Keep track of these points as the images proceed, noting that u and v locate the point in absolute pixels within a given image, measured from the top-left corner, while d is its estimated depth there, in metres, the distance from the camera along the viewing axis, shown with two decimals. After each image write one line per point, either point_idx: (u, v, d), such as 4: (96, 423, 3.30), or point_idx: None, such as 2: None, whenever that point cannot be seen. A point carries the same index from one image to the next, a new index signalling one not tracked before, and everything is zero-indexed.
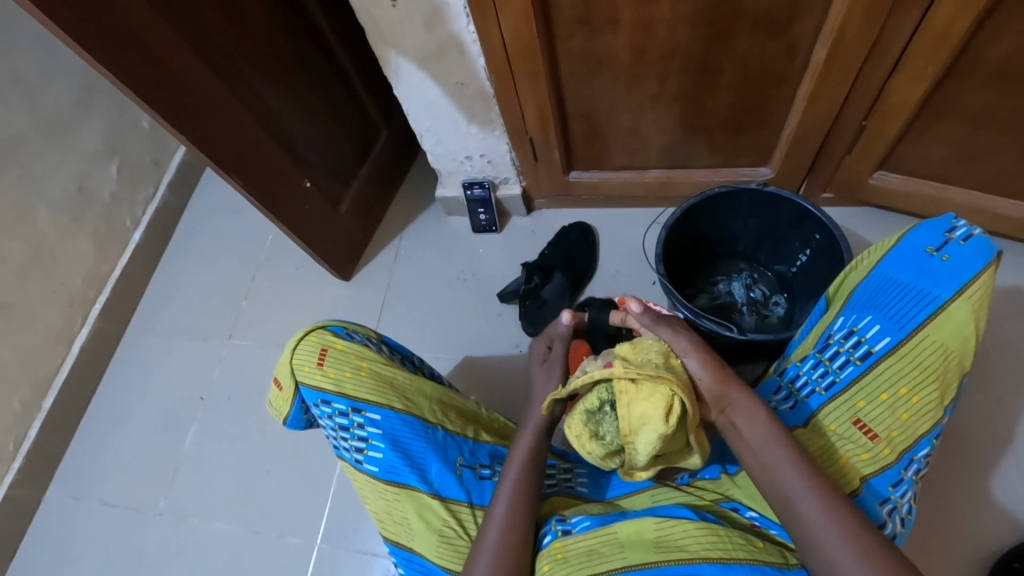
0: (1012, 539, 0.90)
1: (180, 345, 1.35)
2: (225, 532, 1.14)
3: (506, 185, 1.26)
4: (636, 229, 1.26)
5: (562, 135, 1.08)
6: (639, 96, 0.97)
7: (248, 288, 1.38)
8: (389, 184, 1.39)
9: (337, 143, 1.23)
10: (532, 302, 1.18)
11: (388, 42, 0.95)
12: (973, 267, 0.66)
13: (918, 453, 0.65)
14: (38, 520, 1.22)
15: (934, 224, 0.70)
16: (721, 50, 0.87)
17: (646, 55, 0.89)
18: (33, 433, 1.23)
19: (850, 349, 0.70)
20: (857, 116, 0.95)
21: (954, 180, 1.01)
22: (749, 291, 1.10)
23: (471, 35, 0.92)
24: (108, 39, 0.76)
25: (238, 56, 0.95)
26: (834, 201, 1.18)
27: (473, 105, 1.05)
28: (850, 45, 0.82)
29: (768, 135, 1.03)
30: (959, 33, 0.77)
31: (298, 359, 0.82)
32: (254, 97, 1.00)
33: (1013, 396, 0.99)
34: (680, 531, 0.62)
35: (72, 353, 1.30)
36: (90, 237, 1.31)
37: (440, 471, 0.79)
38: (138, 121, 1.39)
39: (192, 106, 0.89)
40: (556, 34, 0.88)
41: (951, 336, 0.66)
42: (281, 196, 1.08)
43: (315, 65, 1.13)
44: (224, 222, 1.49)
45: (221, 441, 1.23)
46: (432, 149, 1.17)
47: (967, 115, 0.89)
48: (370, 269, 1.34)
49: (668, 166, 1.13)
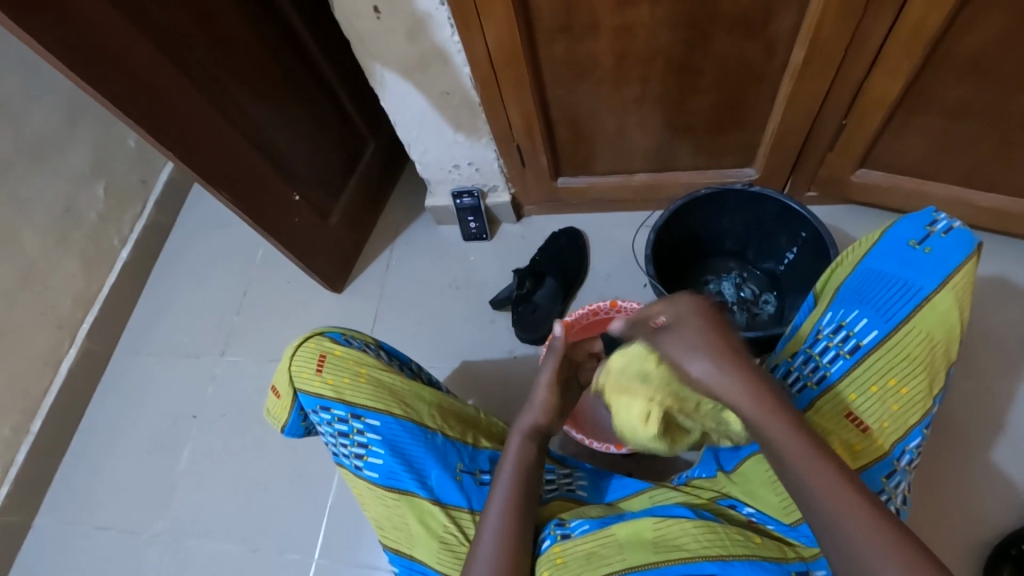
0: (1007, 526, 0.91)
1: (171, 363, 1.34)
2: (222, 552, 1.13)
3: (495, 192, 1.27)
4: (625, 232, 1.27)
5: (548, 141, 1.09)
6: (623, 101, 0.99)
7: (239, 303, 1.38)
8: (378, 195, 1.39)
9: (325, 155, 1.23)
10: (525, 307, 1.19)
11: (373, 54, 0.96)
12: (955, 258, 0.68)
13: (910, 444, 0.66)
14: (29, 546, 1.20)
15: (917, 218, 0.72)
16: (701, 53, 0.89)
17: (627, 60, 0.91)
18: (23, 457, 1.21)
19: (839, 343, 0.71)
20: (837, 114, 0.96)
21: (933, 174, 1.03)
22: (739, 291, 1.12)
23: (455, 45, 0.93)
24: (91, 59, 0.76)
25: (224, 72, 0.96)
26: (819, 198, 1.19)
27: (459, 113, 1.06)
28: (826, 44, 0.84)
29: (751, 135, 1.04)
30: (931, 29, 0.79)
31: (295, 367, 0.83)
32: (241, 112, 1.01)
33: (1002, 383, 1.01)
34: (678, 530, 0.62)
35: (61, 375, 1.28)
36: (77, 258, 1.30)
37: (440, 477, 0.79)
38: (124, 140, 1.38)
39: (178, 123, 0.89)
40: (539, 42, 0.89)
41: (937, 326, 0.67)
42: (270, 210, 1.08)
43: (301, 79, 1.13)
44: (213, 238, 1.48)
45: (216, 458, 1.22)
46: (420, 159, 1.18)
47: (942, 109, 0.91)
48: (362, 281, 1.33)
49: (655, 169, 1.15)
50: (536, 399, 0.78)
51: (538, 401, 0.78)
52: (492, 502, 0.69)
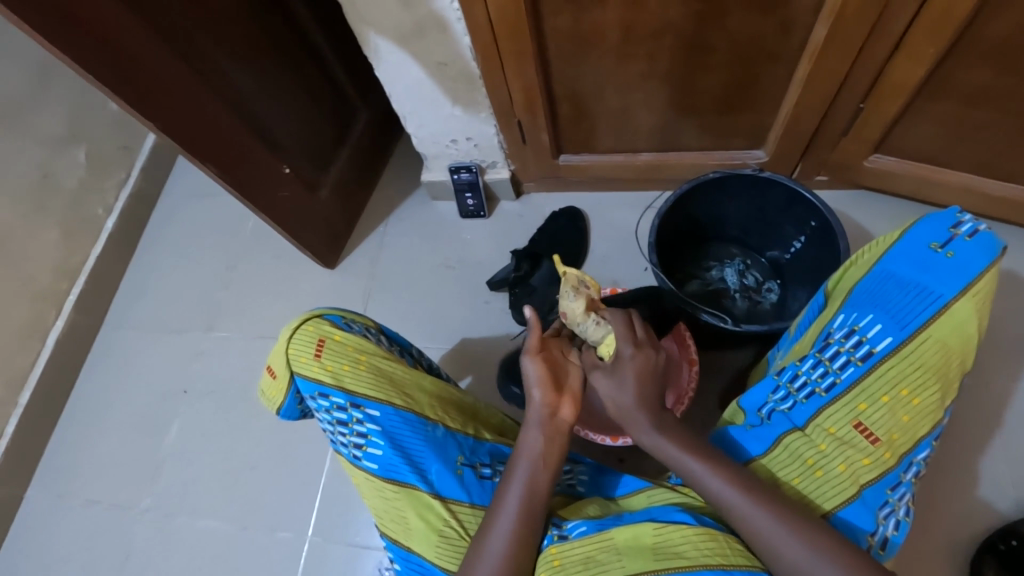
0: (995, 520, 0.92)
1: (160, 336, 1.31)
2: (215, 527, 1.13)
3: (493, 168, 1.22)
4: (627, 214, 1.23)
5: (549, 118, 1.04)
6: (632, 76, 0.93)
7: (228, 277, 1.34)
8: (372, 167, 1.34)
9: (315, 125, 1.17)
10: (521, 289, 1.16)
11: (366, 20, 0.89)
12: (978, 264, 0.65)
13: (918, 456, 0.64)
14: (21, 517, 1.19)
15: (940, 219, 0.69)
16: (716, 28, 0.84)
17: (638, 34, 0.85)
18: (10, 430, 1.20)
19: (850, 348, 0.67)
20: (854, 98, 0.92)
21: (947, 162, 0.99)
22: (741, 277, 1.09)
23: (454, 13, 0.87)
24: (58, 19, 0.70)
25: (206, 37, 0.89)
26: (827, 183, 1.16)
27: (457, 86, 1.00)
28: (850, 24, 0.79)
29: (762, 116, 1.00)
30: (962, 13, 0.74)
31: (293, 350, 0.80)
32: (226, 80, 0.94)
33: (999, 378, 1.00)
34: (679, 537, 0.61)
35: (47, 347, 1.25)
36: (59, 227, 1.25)
37: (440, 471, 0.76)
38: (104, 103, 1.31)
39: (159, 91, 0.83)
40: (544, 11, 0.83)
41: (953, 335, 0.64)
42: (259, 185, 1.03)
43: (290, 44, 1.06)
44: (201, 208, 1.43)
45: (207, 435, 1.20)
46: (415, 133, 1.13)
47: (964, 95, 0.87)
48: (355, 257, 1.30)
49: (660, 149, 1.10)
50: (530, 377, 0.73)
51: (533, 378, 0.73)
52: (503, 508, 0.66)
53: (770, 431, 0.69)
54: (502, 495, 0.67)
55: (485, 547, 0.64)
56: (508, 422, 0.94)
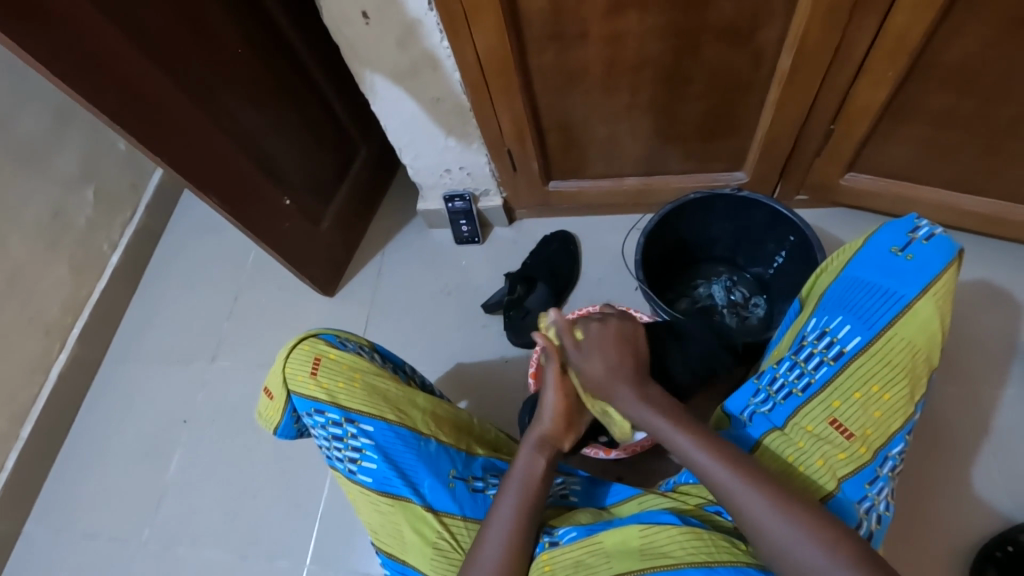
0: (992, 528, 0.92)
1: (162, 368, 1.33)
2: (213, 559, 1.12)
3: (486, 197, 1.27)
4: (616, 236, 1.28)
5: (539, 146, 1.09)
6: (614, 106, 0.99)
7: (230, 308, 1.37)
8: (371, 199, 1.39)
9: (316, 159, 1.22)
10: (516, 312, 1.18)
11: (363, 61, 0.96)
12: (936, 266, 0.69)
13: (892, 450, 0.66)
14: (19, 553, 1.19)
15: (898, 225, 0.73)
16: (689, 60, 0.90)
17: (617, 67, 0.91)
18: (11, 464, 1.20)
19: (823, 349, 0.70)
20: (825, 120, 0.97)
21: (918, 179, 1.04)
22: (729, 294, 1.12)
23: (446, 52, 0.93)
24: (77, 67, 0.75)
25: (214, 80, 0.95)
26: (807, 202, 1.20)
27: (450, 120, 1.06)
28: (813, 53, 0.85)
29: (740, 140, 1.05)
30: (916, 39, 0.80)
31: (291, 369, 0.82)
32: (231, 119, 1.00)
33: (986, 386, 1.02)
34: (665, 538, 0.62)
35: (50, 381, 1.27)
36: (66, 263, 1.30)
37: (433, 485, 0.78)
38: (114, 142, 1.37)
39: (168, 130, 0.88)
40: (529, 49, 0.89)
41: (917, 333, 0.68)
42: (261, 216, 1.07)
43: (292, 85, 1.13)
44: (203, 242, 1.47)
45: (206, 464, 1.21)
46: (411, 164, 1.18)
47: (927, 115, 0.92)
48: (354, 285, 1.33)
49: (646, 174, 1.15)
50: (548, 407, 0.78)
51: (550, 407, 0.78)
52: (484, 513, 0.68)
53: (751, 431, 0.70)
54: (496, 506, 0.70)
55: (478, 555, 0.66)
56: (504, 437, 0.95)
